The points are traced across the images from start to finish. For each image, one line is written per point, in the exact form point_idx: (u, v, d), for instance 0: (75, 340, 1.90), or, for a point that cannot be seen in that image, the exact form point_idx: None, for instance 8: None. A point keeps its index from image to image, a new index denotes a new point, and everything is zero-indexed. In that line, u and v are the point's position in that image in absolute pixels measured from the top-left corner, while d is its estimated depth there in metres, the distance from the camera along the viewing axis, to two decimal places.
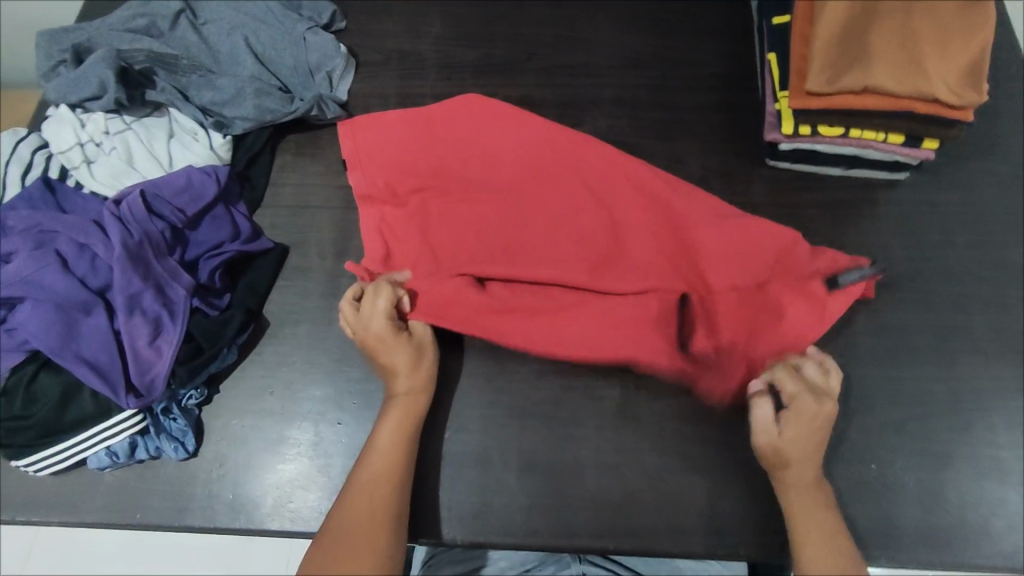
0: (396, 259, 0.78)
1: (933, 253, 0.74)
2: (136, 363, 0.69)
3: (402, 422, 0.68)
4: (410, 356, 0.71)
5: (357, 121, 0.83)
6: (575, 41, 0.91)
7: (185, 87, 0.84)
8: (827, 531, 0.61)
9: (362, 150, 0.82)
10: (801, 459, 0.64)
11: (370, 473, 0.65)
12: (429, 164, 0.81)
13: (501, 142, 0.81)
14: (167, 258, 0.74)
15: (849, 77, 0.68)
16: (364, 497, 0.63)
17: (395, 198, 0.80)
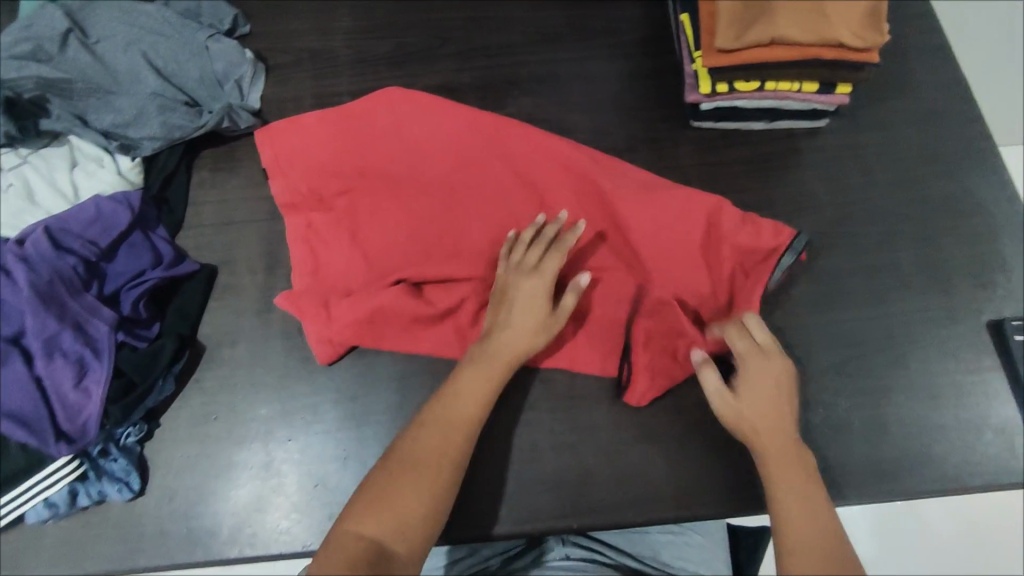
0: (328, 268, 0.73)
1: (852, 195, 0.80)
2: (64, 409, 0.63)
3: (489, 373, 0.64)
4: (540, 327, 0.65)
5: (276, 127, 0.77)
6: (490, 21, 0.90)
7: (84, 112, 0.78)
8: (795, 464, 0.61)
9: (282, 157, 0.76)
10: (760, 406, 0.63)
11: (448, 414, 0.62)
12: (349, 167, 0.75)
13: (423, 135, 0.76)
14: (84, 294, 0.67)
15: (756, 31, 0.71)
16: (435, 438, 0.60)
17: (320, 202, 0.75)
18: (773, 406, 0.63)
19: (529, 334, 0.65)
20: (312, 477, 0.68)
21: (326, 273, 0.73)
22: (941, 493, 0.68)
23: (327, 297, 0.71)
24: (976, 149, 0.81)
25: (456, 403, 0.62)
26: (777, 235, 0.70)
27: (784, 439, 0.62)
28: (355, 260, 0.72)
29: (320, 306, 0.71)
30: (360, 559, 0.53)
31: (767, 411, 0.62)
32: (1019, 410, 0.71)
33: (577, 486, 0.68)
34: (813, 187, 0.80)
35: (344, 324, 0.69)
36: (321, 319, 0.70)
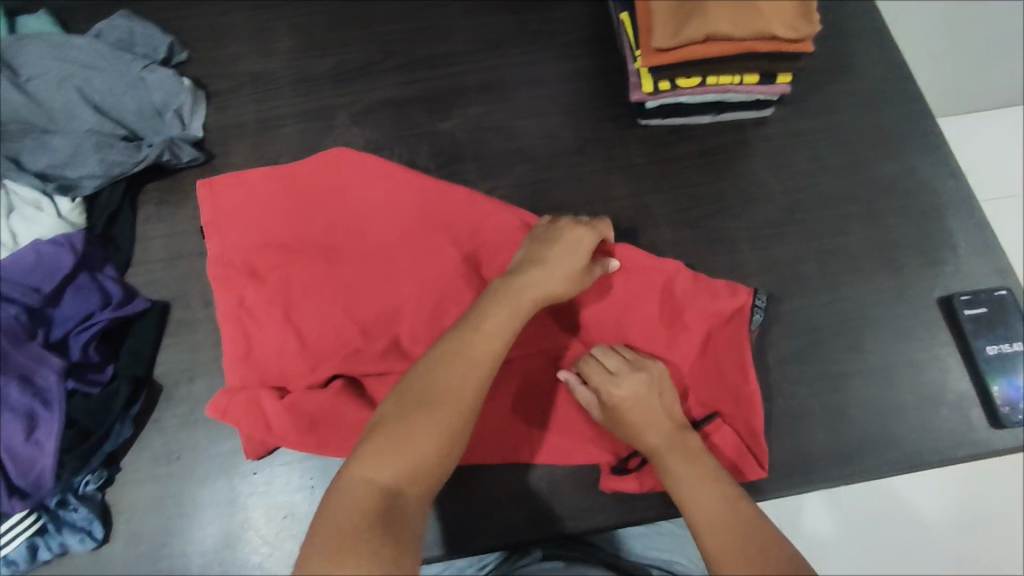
0: (263, 356, 0.71)
1: (801, 181, 0.80)
2: (16, 464, 0.62)
3: (510, 318, 0.60)
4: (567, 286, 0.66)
5: (217, 180, 0.76)
6: (432, 31, 0.89)
7: (17, 154, 0.75)
8: (691, 458, 0.62)
9: (223, 215, 0.75)
10: (637, 406, 0.64)
11: (468, 350, 0.57)
12: (288, 243, 0.74)
13: (369, 207, 0.76)
14: (29, 343, 0.66)
15: (691, 28, 0.71)
16: (442, 377, 0.55)
17: (253, 277, 0.73)
18: (659, 423, 0.64)
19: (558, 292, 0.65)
20: (279, 510, 0.67)
21: (260, 361, 0.70)
22: (904, 471, 0.69)
23: (259, 392, 0.68)
24: (919, 127, 0.83)
25: (475, 343, 0.58)
26: (736, 294, 0.71)
27: (683, 466, 0.61)
28: (293, 348, 0.70)
29: (253, 405, 0.67)
30: (371, 511, 0.47)
31: (654, 437, 0.63)
32: (973, 383, 0.72)
33: (546, 495, 0.68)
34: (762, 176, 0.81)
35: (285, 423, 0.67)
36: (254, 416, 0.67)
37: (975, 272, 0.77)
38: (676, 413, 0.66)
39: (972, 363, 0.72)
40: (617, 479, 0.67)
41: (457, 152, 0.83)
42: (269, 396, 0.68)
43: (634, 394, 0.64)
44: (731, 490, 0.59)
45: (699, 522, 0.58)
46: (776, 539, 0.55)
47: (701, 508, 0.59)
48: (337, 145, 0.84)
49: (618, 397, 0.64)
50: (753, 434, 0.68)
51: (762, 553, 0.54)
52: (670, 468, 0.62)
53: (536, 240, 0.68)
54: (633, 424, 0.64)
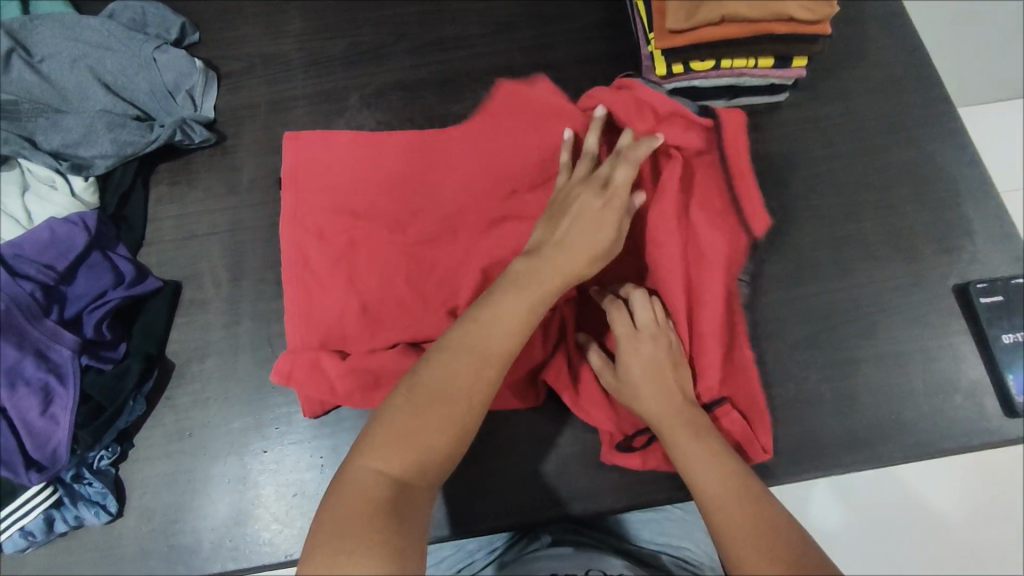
0: (321, 318, 0.71)
1: (816, 167, 0.80)
2: (31, 437, 0.62)
3: (529, 310, 0.59)
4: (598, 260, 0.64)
5: (302, 136, 0.77)
6: (444, 13, 0.89)
7: (32, 133, 0.76)
8: (699, 428, 0.62)
9: (302, 167, 0.76)
10: (645, 377, 0.65)
11: (485, 334, 0.57)
12: (352, 210, 0.74)
13: (445, 169, 0.75)
14: (44, 319, 0.66)
15: (705, 9, 0.69)
16: (465, 361, 0.55)
17: (319, 238, 0.73)
18: (671, 396, 0.64)
19: (592, 244, 0.64)
20: (289, 487, 0.68)
21: (319, 322, 0.71)
22: (915, 458, 0.69)
23: (321, 355, 0.68)
24: (936, 113, 0.82)
25: (494, 330, 0.57)
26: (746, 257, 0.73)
27: (691, 440, 0.61)
28: (353, 311, 0.70)
29: (317, 368, 0.68)
30: (384, 499, 0.48)
31: (661, 412, 0.63)
32: (986, 372, 0.71)
33: (557, 476, 0.69)
34: (774, 161, 0.80)
35: (348, 383, 0.67)
36: (319, 380, 0.68)
37: (992, 261, 0.76)
38: (685, 387, 0.66)
39: (987, 353, 0.71)
40: (622, 455, 0.68)
41: None
42: (329, 359, 0.68)
43: (642, 367, 0.65)
44: (736, 466, 0.59)
45: (706, 495, 0.57)
46: (782, 514, 0.54)
47: (706, 482, 0.59)
48: (348, 126, 0.84)
49: (632, 371, 0.65)
50: (762, 417, 0.68)
51: (771, 524, 0.53)
52: (676, 444, 0.62)
53: (548, 217, 0.67)
54: (641, 392, 0.64)
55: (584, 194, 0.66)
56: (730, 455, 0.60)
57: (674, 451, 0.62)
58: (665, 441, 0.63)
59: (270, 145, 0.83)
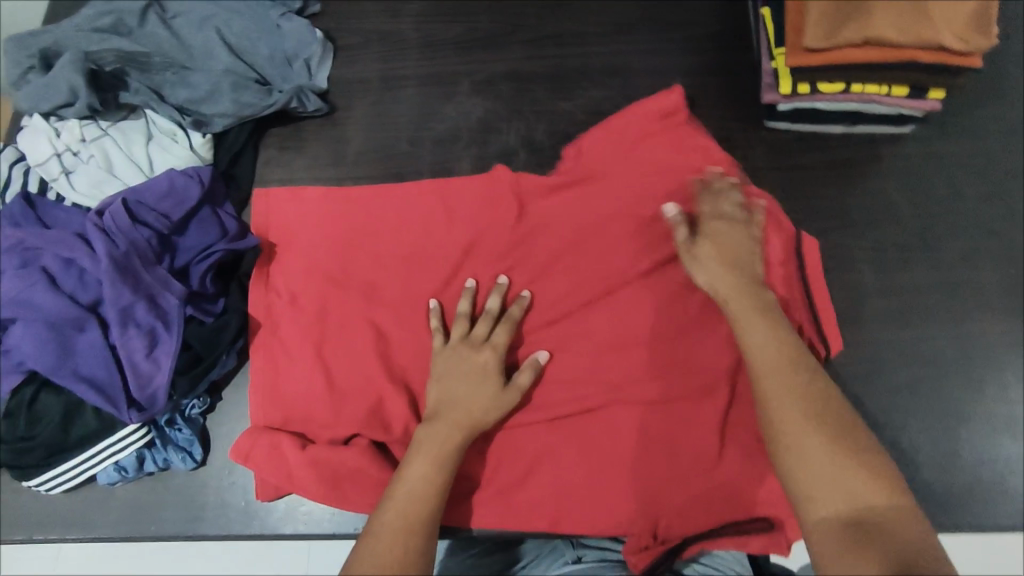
0: (288, 396, 0.71)
1: (940, 206, 0.76)
2: (136, 377, 0.64)
3: (434, 460, 0.61)
4: (495, 412, 0.65)
5: (273, 192, 0.78)
6: (562, 8, 0.89)
7: (160, 87, 0.80)
8: (762, 302, 0.63)
9: (273, 228, 0.77)
10: (721, 252, 0.66)
11: (398, 506, 0.58)
12: (447, 205, 0.77)
13: (405, 226, 0.76)
14: (156, 267, 0.68)
15: (848, 30, 0.65)
16: (392, 532, 0.55)
17: (291, 304, 0.74)
18: (743, 270, 0.66)
19: (478, 412, 0.64)
20: None
21: (286, 399, 0.71)
22: (1015, 527, 0.65)
23: (282, 438, 0.68)
24: None
25: (415, 495, 0.58)
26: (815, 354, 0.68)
27: (754, 313, 0.62)
28: (319, 387, 0.70)
29: (276, 452, 0.67)
30: None
31: (732, 280, 0.64)
32: None
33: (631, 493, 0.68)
34: (893, 195, 0.77)
35: (307, 476, 0.66)
36: (276, 464, 0.67)
37: None
38: (759, 269, 0.67)
39: None
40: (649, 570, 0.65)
41: (575, 134, 0.83)
42: (290, 446, 0.67)
43: (714, 239, 0.67)
44: (794, 339, 0.61)
45: (763, 365, 0.59)
46: (829, 386, 0.58)
47: (761, 352, 0.60)
48: (457, 111, 0.84)
49: (705, 245, 0.67)
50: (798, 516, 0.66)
51: (827, 400, 0.57)
52: (739, 313, 0.62)
53: (439, 377, 0.67)
54: (715, 267, 0.66)
55: (468, 358, 0.67)
56: (789, 330, 0.62)
57: (736, 325, 0.63)
58: (729, 314, 0.63)
59: (378, 121, 0.84)
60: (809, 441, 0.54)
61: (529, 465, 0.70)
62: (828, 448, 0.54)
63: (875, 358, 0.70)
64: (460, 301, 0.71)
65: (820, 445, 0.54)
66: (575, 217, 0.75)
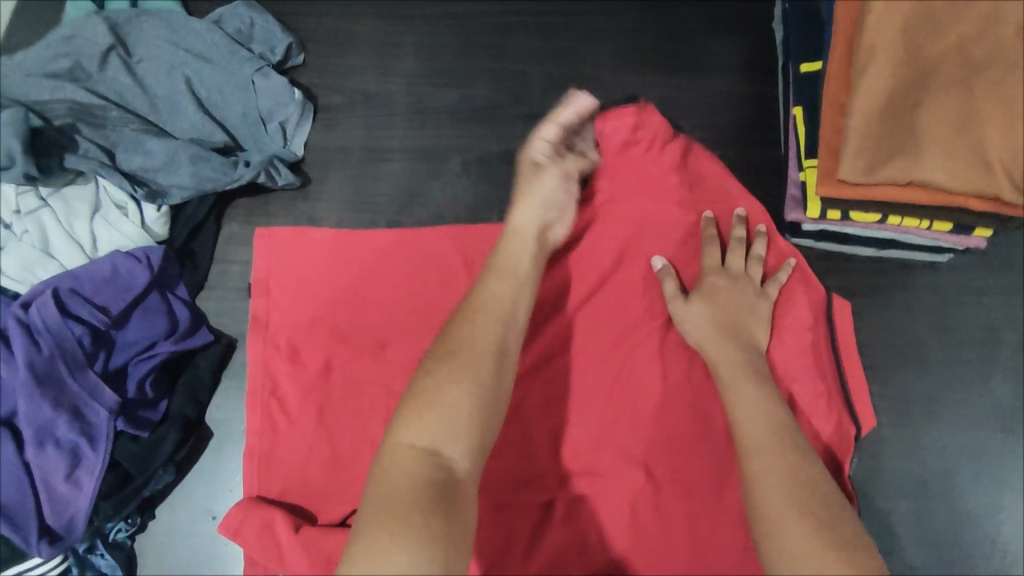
0: (282, 462, 0.65)
1: (975, 353, 0.67)
2: (52, 503, 0.58)
3: (492, 326, 0.54)
4: (553, 202, 0.63)
5: (276, 233, 0.71)
6: (571, 80, 0.80)
7: (115, 146, 0.72)
8: (752, 366, 0.60)
9: (274, 270, 0.70)
10: (715, 301, 0.63)
11: (434, 383, 0.49)
12: (423, 301, 0.68)
13: (390, 294, 0.69)
14: (87, 371, 0.60)
15: (891, 166, 0.57)
16: (431, 416, 0.48)
17: (292, 359, 0.67)
18: (737, 323, 0.62)
19: (540, 215, 0.62)
20: None
21: (280, 466, 0.65)
22: None
23: (276, 514, 0.60)
24: None
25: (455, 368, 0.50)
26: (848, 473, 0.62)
27: (746, 378, 0.58)
28: (318, 458, 0.65)
29: (268, 531, 0.60)
30: None
31: (724, 342, 0.61)
32: None
33: None
34: (924, 335, 0.68)
35: (299, 561, 0.58)
36: (266, 545, 0.59)
37: None
38: (759, 330, 0.63)
39: None
40: None
41: None
42: (283, 524, 0.60)
43: (711, 297, 0.63)
44: (782, 410, 0.56)
45: (750, 438, 0.54)
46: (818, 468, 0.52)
47: (748, 421, 0.56)
48: (443, 194, 0.76)
49: (687, 306, 0.64)
50: None
51: (816, 482, 0.51)
52: (732, 379, 0.58)
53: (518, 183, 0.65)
54: (707, 322, 0.62)
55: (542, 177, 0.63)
56: (779, 400, 0.57)
57: (725, 393, 0.58)
58: (719, 380, 0.60)
59: (357, 200, 0.76)
60: (788, 521, 0.48)
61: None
62: (810, 531, 0.47)
63: (883, 528, 0.64)
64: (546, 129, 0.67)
65: (802, 525, 0.48)
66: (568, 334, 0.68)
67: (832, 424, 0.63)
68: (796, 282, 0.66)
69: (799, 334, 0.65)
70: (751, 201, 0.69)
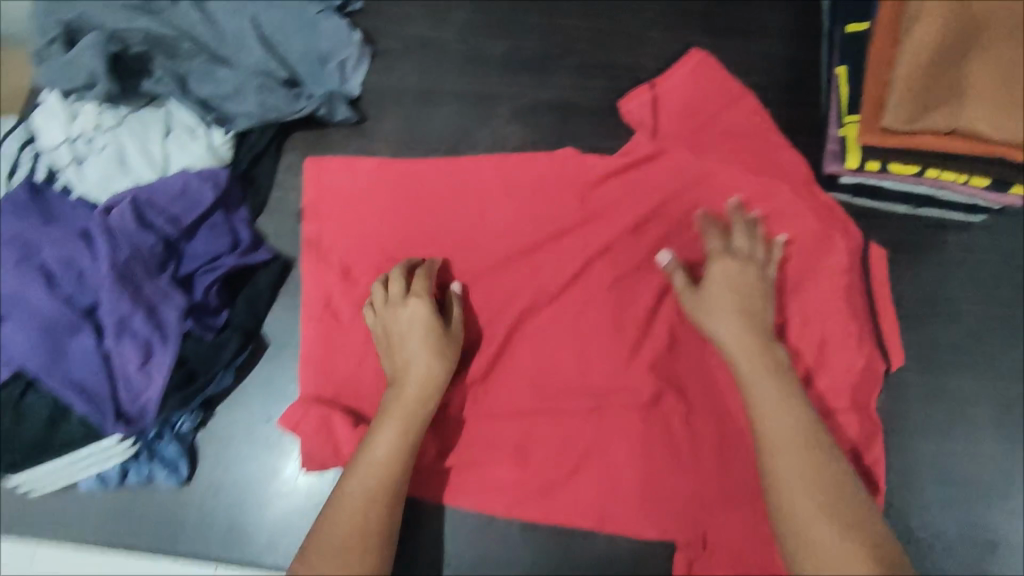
0: (337, 369, 0.70)
1: (1002, 310, 0.70)
2: (126, 387, 0.64)
3: (400, 425, 0.62)
4: (438, 352, 0.65)
5: (325, 160, 0.75)
6: (619, 36, 0.82)
7: (185, 76, 0.75)
8: (761, 346, 0.63)
9: (324, 196, 0.74)
10: (736, 288, 0.65)
11: (358, 483, 0.59)
12: (471, 234, 0.73)
13: (441, 221, 0.73)
14: (159, 275, 0.66)
15: (934, 115, 0.59)
16: (356, 509, 0.58)
17: (345, 279, 0.72)
18: (751, 307, 0.65)
19: (432, 367, 0.65)
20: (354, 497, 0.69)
21: (336, 373, 0.70)
22: None
23: (334, 414, 0.67)
24: None
25: (375, 458, 0.60)
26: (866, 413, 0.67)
27: (760, 365, 0.62)
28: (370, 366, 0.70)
29: (326, 427, 0.66)
30: None
31: (741, 325, 0.64)
32: None
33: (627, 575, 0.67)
34: (953, 290, 0.70)
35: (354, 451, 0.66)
36: (325, 438, 0.67)
37: None
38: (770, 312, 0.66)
39: None
40: None
41: None
42: (342, 422, 0.66)
43: (726, 280, 0.66)
44: (798, 395, 0.60)
45: (765, 428, 0.58)
46: (827, 448, 0.57)
47: (763, 409, 0.60)
48: (493, 138, 0.80)
49: (705, 290, 0.66)
50: None
51: (841, 482, 0.55)
52: (752, 374, 0.61)
53: (386, 348, 0.67)
54: (715, 309, 0.65)
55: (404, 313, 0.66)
56: (789, 382, 0.61)
57: (739, 380, 0.62)
58: (733, 367, 0.63)
59: (410, 140, 0.80)
60: (816, 525, 0.53)
61: (528, 523, 0.68)
62: (816, 511, 0.53)
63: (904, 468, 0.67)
64: (390, 286, 0.68)
65: (809, 513, 0.53)
66: (608, 273, 0.71)
67: (864, 358, 0.68)
68: (831, 227, 0.70)
69: (831, 279, 0.70)
70: (793, 159, 0.73)
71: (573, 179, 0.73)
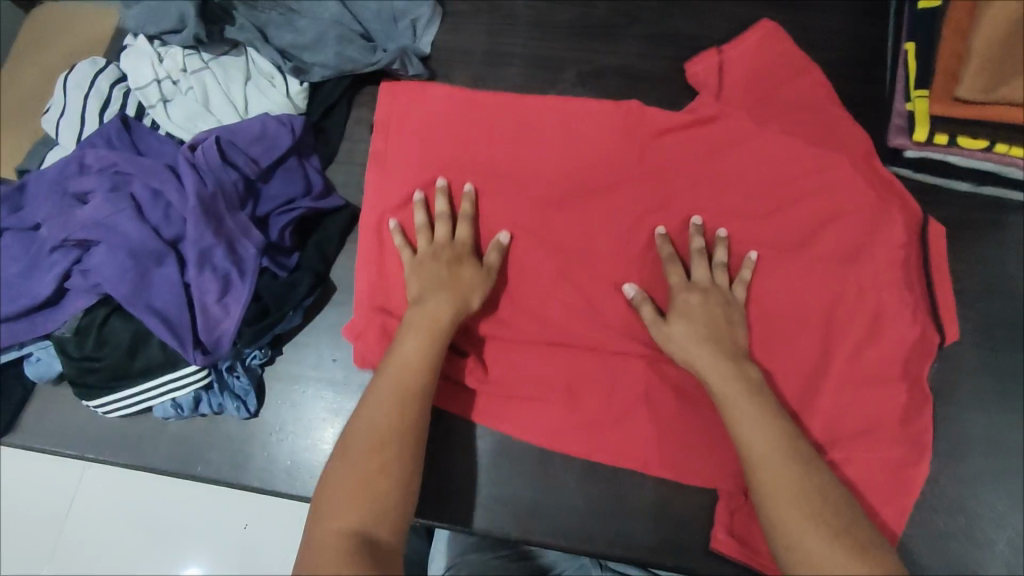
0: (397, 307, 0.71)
1: None
2: (204, 319, 0.65)
3: (425, 338, 0.62)
4: (476, 282, 0.67)
5: (400, 88, 0.76)
6: (685, 7, 0.84)
7: (264, 25, 0.78)
8: (733, 353, 0.64)
9: (394, 130, 0.75)
10: (702, 311, 0.65)
11: (379, 396, 0.59)
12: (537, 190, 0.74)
13: (507, 174, 0.74)
14: (239, 212, 0.68)
15: (1009, 86, 0.60)
16: (374, 427, 0.57)
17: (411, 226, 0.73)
18: (717, 325, 0.65)
19: (467, 289, 0.66)
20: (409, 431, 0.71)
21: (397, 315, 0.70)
22: None
23: None
24: None
25: (400, 368, 0.60)
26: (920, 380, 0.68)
27: (729, 370, 0.62)
28: None
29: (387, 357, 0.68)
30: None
31: (707, 332, 0.64)
32: None
33: (678, 527, 0.68)
34: (1011, 267, 0.72)
35: None
36: None
37: None
38: (739, 333, 0.66)
39: None
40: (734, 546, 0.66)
41: None
42: None
43: (703, 305, 0.65)
44: (766, 398, 0.61)
45: (739, 429, 0.59)
46: (804, 449, 0.58)
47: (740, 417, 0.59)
48: None
49: (672, 326, 0.65)
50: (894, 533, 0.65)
51: (820, 491, 0.54)
52: (724, 392, 0.61)
53: (420, 263, 0.67)
54: (683, 331, 0.64)
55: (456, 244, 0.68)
56: (759, 385, 0.62)
57: (709, 386, 0.62)
58: (704, 378, 0.62)
59: None
60: (800, 525, 0.53)
61: (586, 469, 0.70)
62: (801, 504, 0.54)
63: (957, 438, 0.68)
64: (438, 221, 0.70)
65: (796, 507, 0.53)
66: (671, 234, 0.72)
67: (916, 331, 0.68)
68: (894, 198, 0.71)
69: (889, 250, 0.70)
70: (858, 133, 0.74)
71: (639, 141, 0.74)
